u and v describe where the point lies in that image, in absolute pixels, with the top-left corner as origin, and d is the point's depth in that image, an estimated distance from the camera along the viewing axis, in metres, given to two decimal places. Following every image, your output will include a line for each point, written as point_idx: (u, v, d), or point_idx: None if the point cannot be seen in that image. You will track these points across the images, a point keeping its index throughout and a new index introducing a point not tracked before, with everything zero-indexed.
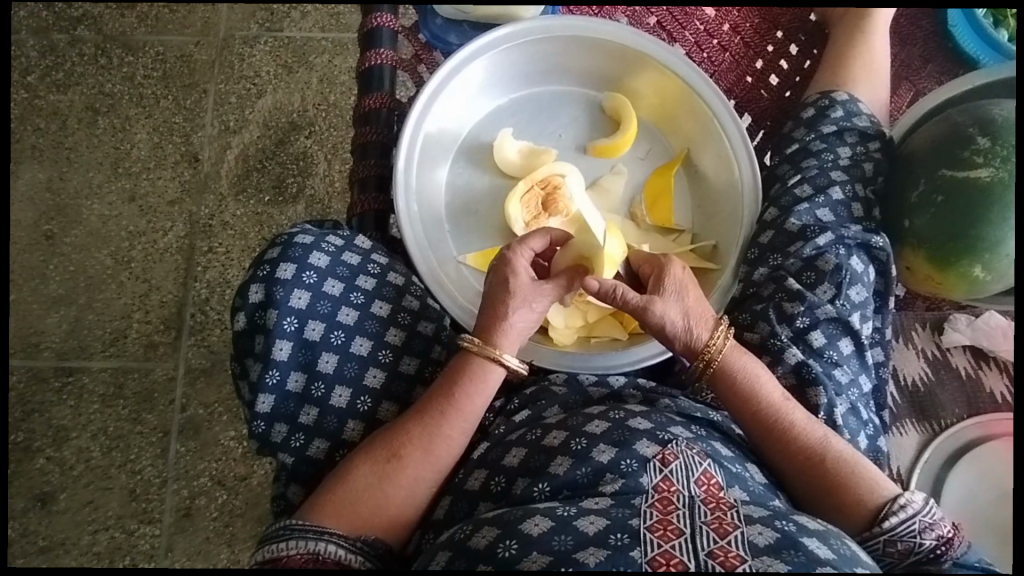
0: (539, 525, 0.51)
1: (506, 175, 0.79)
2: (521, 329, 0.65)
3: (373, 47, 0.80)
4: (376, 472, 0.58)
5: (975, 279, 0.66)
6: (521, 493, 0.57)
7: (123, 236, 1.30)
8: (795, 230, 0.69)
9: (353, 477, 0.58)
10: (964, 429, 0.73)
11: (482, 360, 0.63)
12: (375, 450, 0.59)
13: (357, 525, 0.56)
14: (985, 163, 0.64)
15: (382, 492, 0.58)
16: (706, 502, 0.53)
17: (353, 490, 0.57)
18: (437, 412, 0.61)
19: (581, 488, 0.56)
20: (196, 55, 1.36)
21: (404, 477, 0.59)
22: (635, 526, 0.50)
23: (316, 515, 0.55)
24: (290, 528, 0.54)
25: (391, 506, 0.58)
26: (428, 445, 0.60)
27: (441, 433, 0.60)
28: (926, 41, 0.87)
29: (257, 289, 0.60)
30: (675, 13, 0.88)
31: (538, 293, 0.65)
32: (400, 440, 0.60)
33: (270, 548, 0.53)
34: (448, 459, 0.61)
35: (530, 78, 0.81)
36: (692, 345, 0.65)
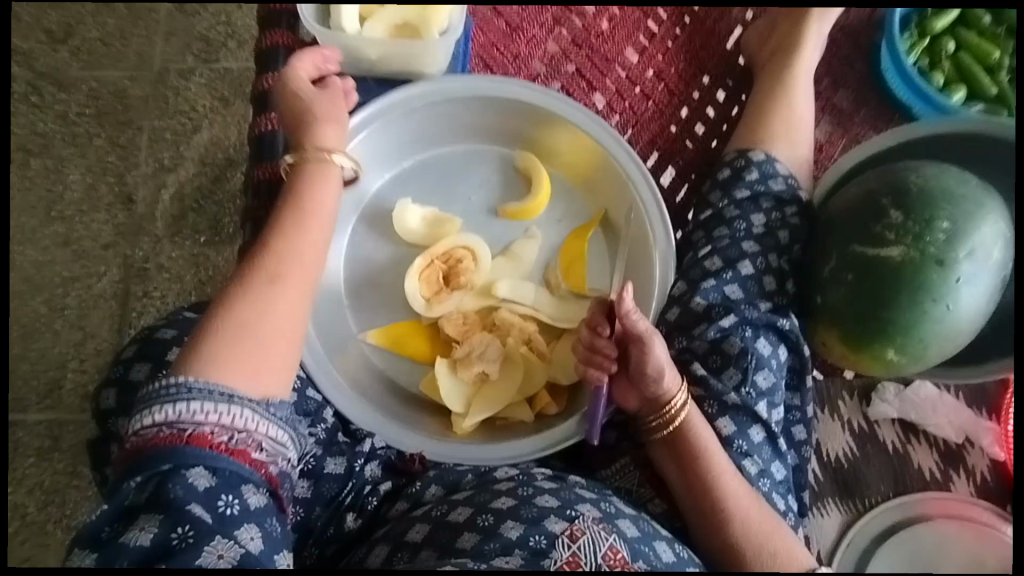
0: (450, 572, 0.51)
1: (410, 245, 0.75)
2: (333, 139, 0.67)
3: (263, 112, 0.75)
4: (254, 299, 0.56)
5: (889, 362, 0.62)
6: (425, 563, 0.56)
7: (56, 283, 1.14)
8: (701, 310, 0.65)
9: (234, 305, 0.56)
10: (887, 510, 0.69)
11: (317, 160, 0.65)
12: (245, 285, 0.57)
13: (245, 373, 0.53)
14: (896, 241, 0.60)
15: (263, 309, 0.56)
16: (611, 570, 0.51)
17: (234, 325, 0.55)
18: (295, 215, 0.62)
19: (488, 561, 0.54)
20: (131, 91, 1.23)
21: (276, 291, 0.58)
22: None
23: (207, 369, 0.52)
24: (176, 387, 0.49)
25: (274, 325, 0.56)
26: (296, 257, 0.60)
27: (305, 239, 0.61)
28: (859, 84, 0.83)
29: (108, 395, 0.57)
30: (596, 61, 0.83)
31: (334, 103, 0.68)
32: (276, 262, 0.59)
33: (147, 416, 0.49)
34: (316, 261, 0.62)
35: (438, 139, 0.77)
36: (664, 389, 0.62)
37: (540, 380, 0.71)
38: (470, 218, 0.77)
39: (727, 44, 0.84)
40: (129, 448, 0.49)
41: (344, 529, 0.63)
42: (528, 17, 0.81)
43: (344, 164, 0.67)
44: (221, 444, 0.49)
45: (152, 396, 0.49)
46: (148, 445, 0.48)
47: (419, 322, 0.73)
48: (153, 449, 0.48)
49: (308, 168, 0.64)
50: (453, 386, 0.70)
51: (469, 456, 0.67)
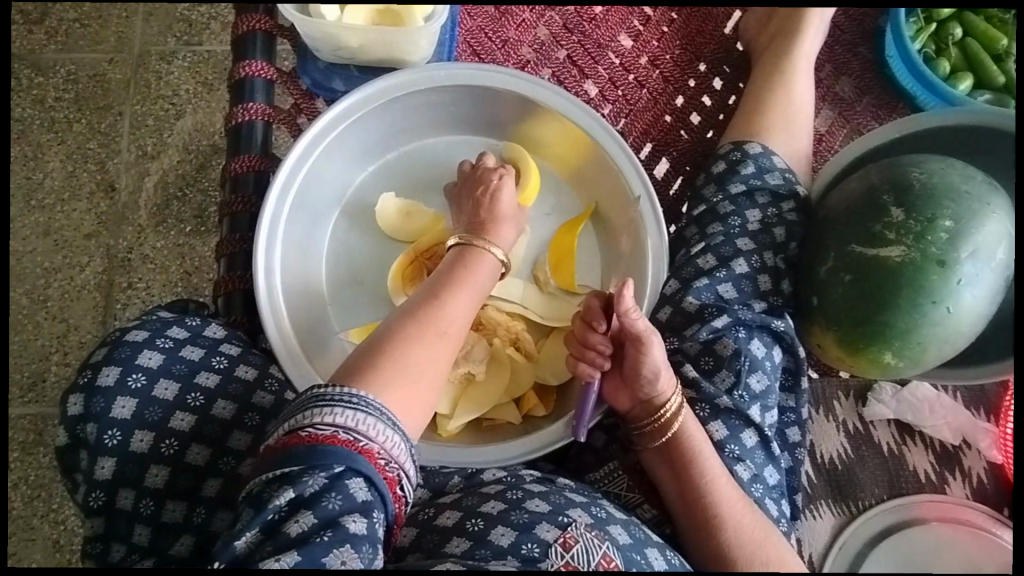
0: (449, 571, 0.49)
1: (394, 240, 0.72)
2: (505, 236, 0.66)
3: (239, 102, 0.72)
4: (415, 349, 0.52)
5: (886, 364, 0.60)
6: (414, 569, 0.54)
7: (38, 273, 1.22)
8: (693, 311, 0.63)
9: (406, 341, 0.52)
10: (881, 513, 0.67)
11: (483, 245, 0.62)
12: (399, 331, 0.53)
13: (400, 402, 0.49)
14: (897, 240, 0.58)
15: (419, 367, 0.51)
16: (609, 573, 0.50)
17: (400, 360, 0.51)
18: (447, 284, 0.58)
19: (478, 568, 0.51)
20: (111, 75, 1.28)
21: (437, 348, 0.53)
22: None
23: (375, 389, 0.48)
24: (352, 398, 0.46)
25: (430, 385, 0.52)
26: (454, 319, 0.56)
27: (461, 297, 0.57)
28: (862, 72, 0.80)
29: (75, 400, 0.54)
30: (587, 47, 0.80)
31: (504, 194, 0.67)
32: (438, 308, 0.55)
33: (323, 417, 0.45)
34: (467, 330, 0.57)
35: (421, 131, 0.74)
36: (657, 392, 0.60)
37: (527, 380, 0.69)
38: None
39: (725, 28, 0.81)
40: (285, 441, 0.45)
41: None
42: None
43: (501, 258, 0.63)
44: (382, 464, 0.45)
45: (328, 399, 0.46)
46: (309, 443, 0.44)
47: None
48: (306, 447, 0.44)
49: (477, 250, 0.62)
50: (440, 389, 0.67)
51: (456, 459, 0.65)
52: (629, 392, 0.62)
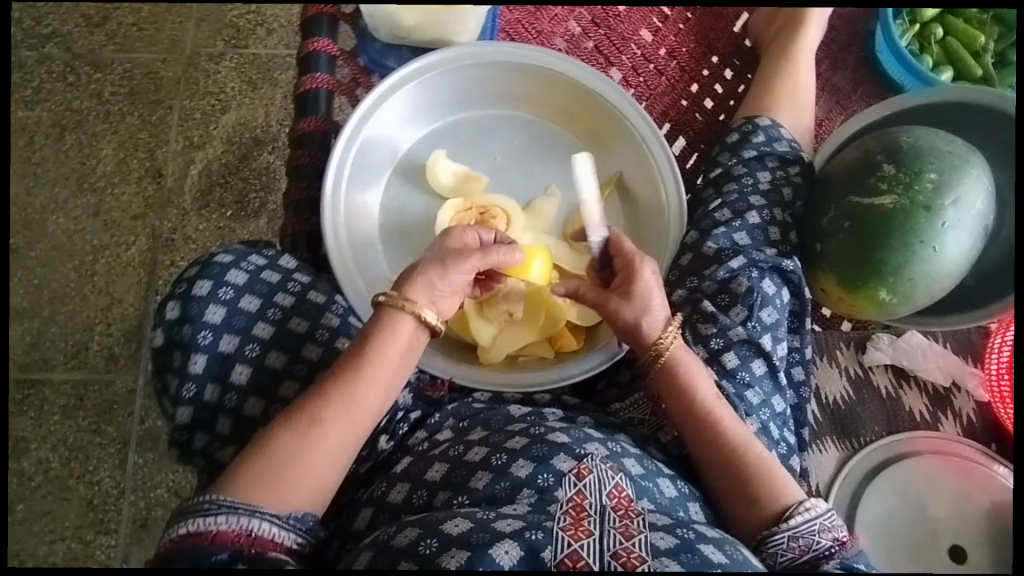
0: (460, 525, 0.53)
1: (440, 198, 0.81)
2: (443, 296, 0.68)
3: (308, 72, 0.81)
4: (297, 433, 0.57)
5: (882, 302, 0.68)
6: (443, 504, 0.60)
7: (87, 249, 1.31)
8: (711, 254, 0.71)
9: (286, 436, 0.57)
10: (882, 447, 0.75)
11: (405, 313, 0.64)
12: (297, 411, 0.59)
13: (273, 493, 0.54)
14: (889, 191, 0.66)
15: (304, 454, 0.56)
16: (615, 510, 0.55)
17: (277, 454, 0.56)
18: (355, 362, 0.62)
19: (498, 500, 0.58)
20: (163, 72, 1.37)
21: (327, 434, 0.58)
22: (549, 528, 0.52)
23: (236, 490, 0.53)
24: (217, 502, 0.52)
25: (314, 467, 0.56)
26: (349, 399, 0.60)
27: (355, 389, 0.60)
28: (856, 66, 0.90)
29: (174, 306, 0.63)
30: (612, 39, 0.90)
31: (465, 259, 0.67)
32: (320, 406, 0.59)
33: (198, 522, 0.51)
34: (367, 415, 0.61)
35: (466, 101, 0.82)
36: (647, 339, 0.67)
37: (561, 321, 0.75)
38: (494, 176, 0.83)
39: (734, 27, 0.92)
40: (166, 551, 0.52)
41: (377, 449, 0.70)
42: None
43: (429, 321, 0.66)
44: (249, 541, 0.51)
45: (200, 511, 0.52)
46: (183, 547, 0.51)
47: None
48: (189, 548, 0.50)
49: (394, 316, 0.64)
50: (482, 324, 0.75)
51: (491, 384, 0.74)
52: (623, 335, 0.69)
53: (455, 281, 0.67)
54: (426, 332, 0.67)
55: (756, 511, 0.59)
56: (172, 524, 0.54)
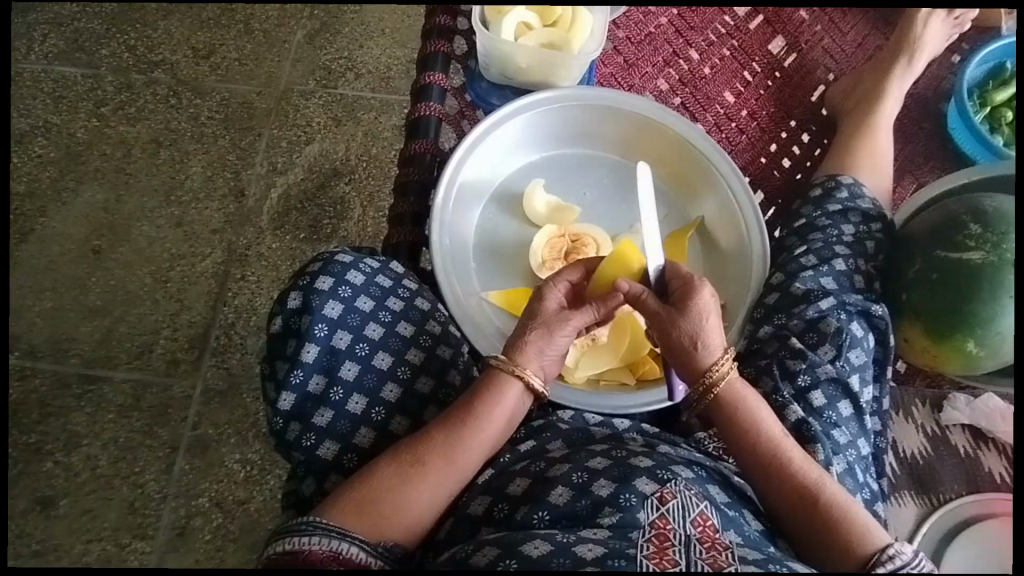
0: (540, 548, 0.49)
1: (533, 225, 0.86)
2: (549, 360, 0.67)
3: (424, 100, 0.88)
4: (397, 474, 0.58)
5: (968, 354, 0.70)
6: (522, 518, 0.55)
7: (164, 257, 1.29)
8: (800, 293, 0.74)
9: (389, 476, 0.57)
10: (963, 506, 0.74)
11: (514, 377, 0.63)
12: (400, 452, 0.59)
13: (371, 524, 0.55)
14: (977, 247, 0.69)
15: (402, 494, 0.57)
16: (701, 541, 0.49)
17: (378, 489, 0.57)
18: (461, 416, 0.61)
19: (578, 519, 0.53)
20: (257, 104, 1.39)
21: (424, 480, 0.58)
22: (632, 555, 0.48)
23: (335, 515, 0.55)
24: (314, 525, 0.53)
25: (410, 510, 0.57)
26: (451, 450, 0.59)
27: (462, 440, 0.60)
28: (927, 141, 0.95)
29: (295, 297, 0.65)
30: (698, 97, 0.97)
31: (567, 320, 0.66)
32: (424, 446, 0.59)
33: (294, 541, 0.52)
34: (469, 465, 0.60)
35: (562, 142, 0.88)
36: (699, 365, 0.63)
37: (644, 349, 0.77)
38: (584, 210, 0.87)
39: (812, 97, 0.98)
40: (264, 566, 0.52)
41: None
42: (643, 57, 0.97)
43: (535, 388, 0.65)
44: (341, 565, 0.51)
45: (296, 530, 0.52)
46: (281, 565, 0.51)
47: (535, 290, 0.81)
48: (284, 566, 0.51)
49: (502, 381, 0.63)
50: (569, 344, 0.76)
51: (576, 400, 0.73)
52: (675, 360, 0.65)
53: (559, 345, 0.66)
54: (530, 398, 0.66)
55: (838, 556, 0.53)
56: (271, 544, 0.55)
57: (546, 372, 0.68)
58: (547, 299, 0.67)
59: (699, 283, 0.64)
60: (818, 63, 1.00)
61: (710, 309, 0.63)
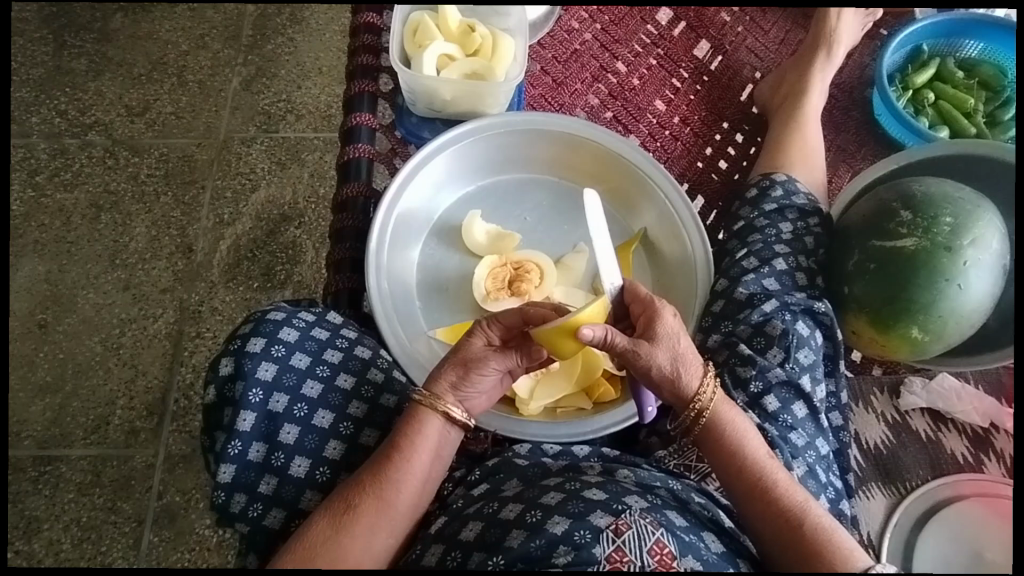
0: None
1: (475, 255, 0.84)
2: (473, 395, 0.65)
3: (352, 142, 0.87)
4: (332, 525, 0.55)
5: (915, 341, 0.70)
6: (476, 566, 0.53)
7: (114, 323, 1.25)
8: (744, 299, 0.74)
9: (322, 531, 0.55)
10: (933, 490, 0.74)
11: (433, 411, 0.61)
12: (332, 503, 0.57)
13: None
14: (909, 234, 0.70)
15: (338, 546, 0.54)
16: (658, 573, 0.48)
17: (312, 546, 0.54)
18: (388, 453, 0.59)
19: (534, 562, 0.50)
20: (197, 156, 1.37)
21: (359, 528, 0.55)
22: None
23: None
24: None
25: (347, 561, 0.54)
26: (379, 490, 0.57)
27: (389, 477, 0.57)
28: (857, 129, 0.97)
29: (227, 362, 0.62)
30: (629, 109, 0.97)
31: (487, 360, 0.64)
32: (356, 492, 0.57)
33: None
34: (401, 504, 0.57)
35: (497, 169, 0.88)
36: (684, 393, 0.62)
37: (598, 371, 0.75)
38: (525, 235, 0.87)
39: (741, 97, 0.99)
40: None
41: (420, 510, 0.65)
42: (571, 74, 0.98)
43: (458, 419, 0.62)
44: None
45: None
46: None
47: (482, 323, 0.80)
48: None
49: (422, 415, 0.60)
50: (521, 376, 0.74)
51: (534, 434, 0.72)
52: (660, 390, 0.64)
53: (482, 383, 0.64)
54: (457, 429, 0.63)
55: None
56: None
57: (473, 406, 0.66)
58: (474, 336, 0.65)
59: (659, 308, 0.62)
60: (744, 64, 1.01)
61: (676, 334, 0.62)
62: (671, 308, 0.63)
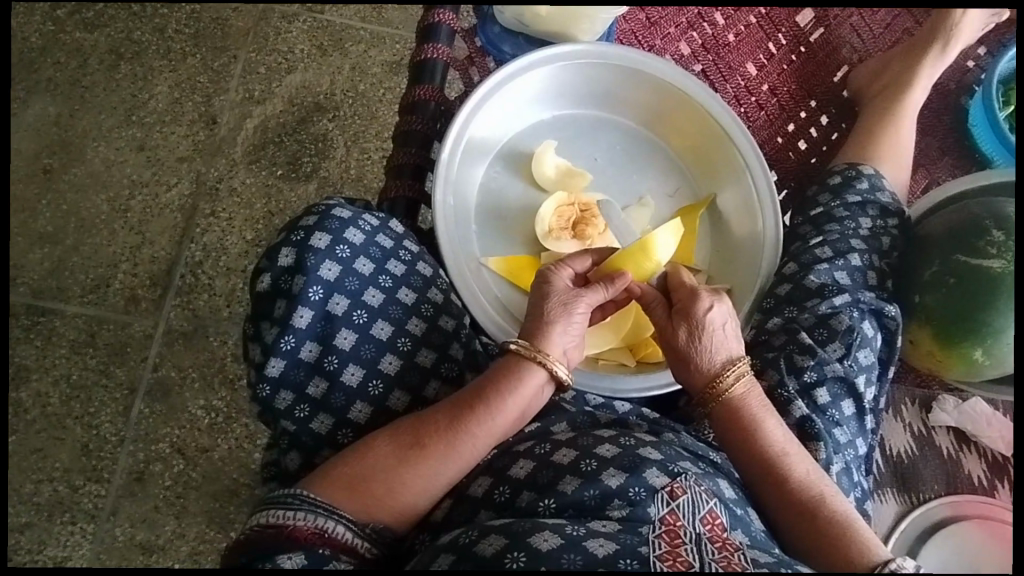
0: (548, 541, 0.44)
1: (540, 188, 0.80)
2: (572, 343, 0.62)
3: (430, 42, 0.80)
4: (396, 454, 0.53)
5: (973, 361, 0.70)
6: (526, 506, 0.51)
7: (124, 184, 1.18)
8: (814, 287, 0.72)
9: (380, 453, 0.53)
10: (937, 507, 0.75)
11: (537, 364, 0.58)
12: (401, 432, 0.55)
13: (360, 500, 0.51)
14: (998, 254, 0.68)
15: (397, 478, 0.53)
16: (712, 541, 0.46)
17: (371, 467, 0.52)
18: (470, 401, 0.56)
19: (587, 510, 0.49)
20: (233, 21, 1.26)
21: (423, 466, 0.53)
22: (644, 555, 0.44)
23: (323, 489, 0.51)
24: (303, 499, 0.49)
25: (402, 494, 0.53)
26: (453, 439, 0.54)
27: (467, 428, 0.55)
28: (944, 136, 0.93)
29: (287, 253, 0.58)
30: (720, 66, 0.91)
31: (582, 298, 0.62)
32: (428, 429, 0.55)
33: (283, 514, 0.48)
34: (471, 456, 0.55)
35: (577, 102, 0.82)
36: (707, 372, 0.64)
37: (647, 331, 0.75)
38: (595, 178, 0.82)
39: (834, 77, 0.93)
40: (241, 538, 0.48)
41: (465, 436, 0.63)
42: (667, 16, 0.91)
43: (559, 376, 0.60)
44: (317, 544, 0.47)
45: (289, 502, 0.49)
46: (260, 539, 0.47)
47: (537, 259, 0.77)
48: (266, 542, 0.47)
49: (523, 368, 0.58)
50: None
51: (584, 382, 0.70)
52: (685, 371, 0.66)
53: (577, 326, 0.62)
54: (552, 387, 0.61)
55: (840, 569, 0.52)
56: (251, 517, 0.51)
57: (570, 358, 0.63)
58: (554, 278, 0.64)
59: (697, 293, 0.66)
60: (843, 42, 0.94)
61: (713, 317, 0.64)
62: (710, 296, 0.66)
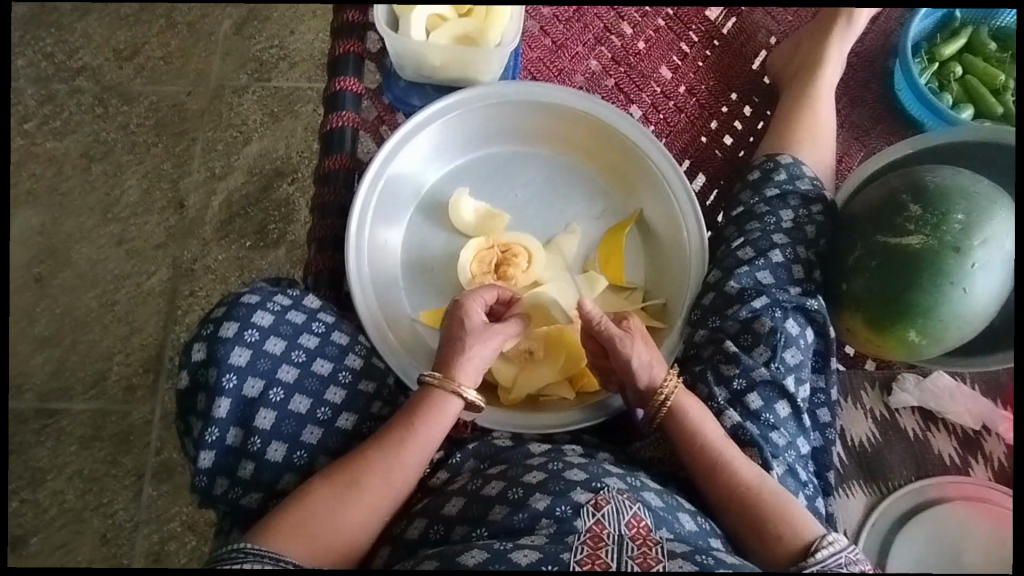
0: (476, 557, 0.49)
1: (462, 234, 0.81)
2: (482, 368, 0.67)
3: (335, 109, 0.83)
4: (333, 493, 0.57)
5: (910, 343, 0.68)
6: (460, 538, 0.54)
7: (109, 279, 1.24)
8: (734, 293, 0.71)
9: (320, 496, 0.57)
10: (910, 493, 0.73)
11: (451, 393, 0.63)
12: (334, 473, 0.59)
13: (304, 544, 0.54)
14: (915, 230, 0.66)
15: (335, 516, 0.56)
16: (634, 539, 0.50)
17: (311, 511, 0.56)
18: (398, 433, 0.61)
19: (516, 533, 0.52)
20: (188, 106, 1.31)
21: (358, 501, 0.57)
22: (566, 561, 0.48)
23: (262, 539, 0.53)
24: (249, 549, 0.51)
25: (342, 529, 0.56)
26: (386, 470, 0.59)
27: (399, 458, 0.60)
28: (876, 104, 0.90)
29: (200, 348, 0.62)
30: (632, 76, 0.90)
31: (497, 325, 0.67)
32: (360, 465, 0.59)
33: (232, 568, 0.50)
34: (403, 484, 0.60)
35: (487, 140, 0.83)
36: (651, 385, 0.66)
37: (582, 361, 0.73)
38: (514, 215, 0.82)
39: (753, 65, 0.92)
40: None
41: None
42: (572, 36, 0.91)
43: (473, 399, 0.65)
44: None
45: (237, 553, 0.51)
46: None
47: None
48: None
49: (437, 394, 0.63)
50: (504, 364, 0.73)
51: (516, 425, 0.71)
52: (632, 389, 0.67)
53: (486, 352, 0.66)
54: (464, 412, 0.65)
55: (786, 545, 0.55)
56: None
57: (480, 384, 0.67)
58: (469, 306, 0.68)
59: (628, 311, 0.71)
60: (759, 26, 0.93)
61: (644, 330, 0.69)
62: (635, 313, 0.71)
